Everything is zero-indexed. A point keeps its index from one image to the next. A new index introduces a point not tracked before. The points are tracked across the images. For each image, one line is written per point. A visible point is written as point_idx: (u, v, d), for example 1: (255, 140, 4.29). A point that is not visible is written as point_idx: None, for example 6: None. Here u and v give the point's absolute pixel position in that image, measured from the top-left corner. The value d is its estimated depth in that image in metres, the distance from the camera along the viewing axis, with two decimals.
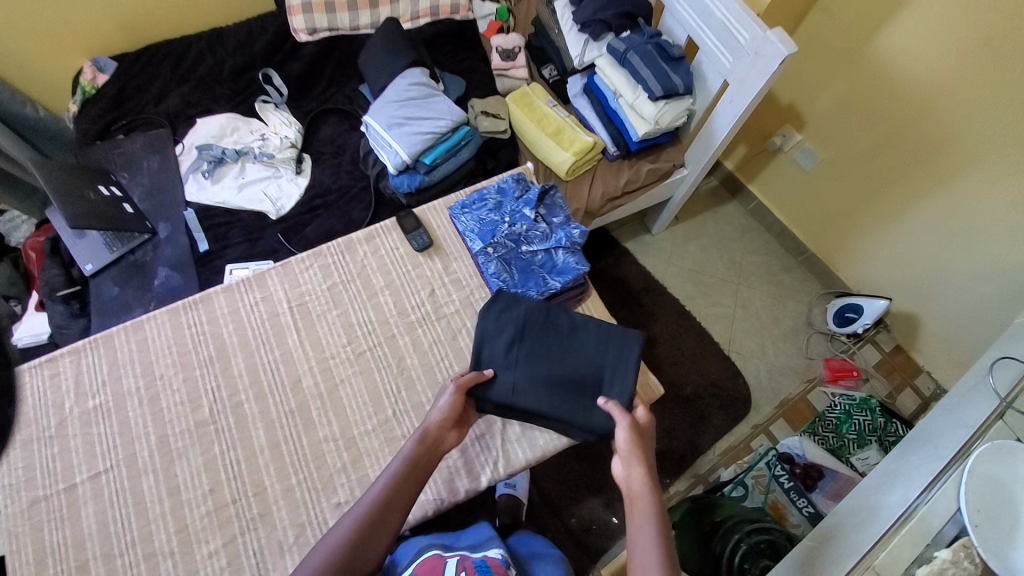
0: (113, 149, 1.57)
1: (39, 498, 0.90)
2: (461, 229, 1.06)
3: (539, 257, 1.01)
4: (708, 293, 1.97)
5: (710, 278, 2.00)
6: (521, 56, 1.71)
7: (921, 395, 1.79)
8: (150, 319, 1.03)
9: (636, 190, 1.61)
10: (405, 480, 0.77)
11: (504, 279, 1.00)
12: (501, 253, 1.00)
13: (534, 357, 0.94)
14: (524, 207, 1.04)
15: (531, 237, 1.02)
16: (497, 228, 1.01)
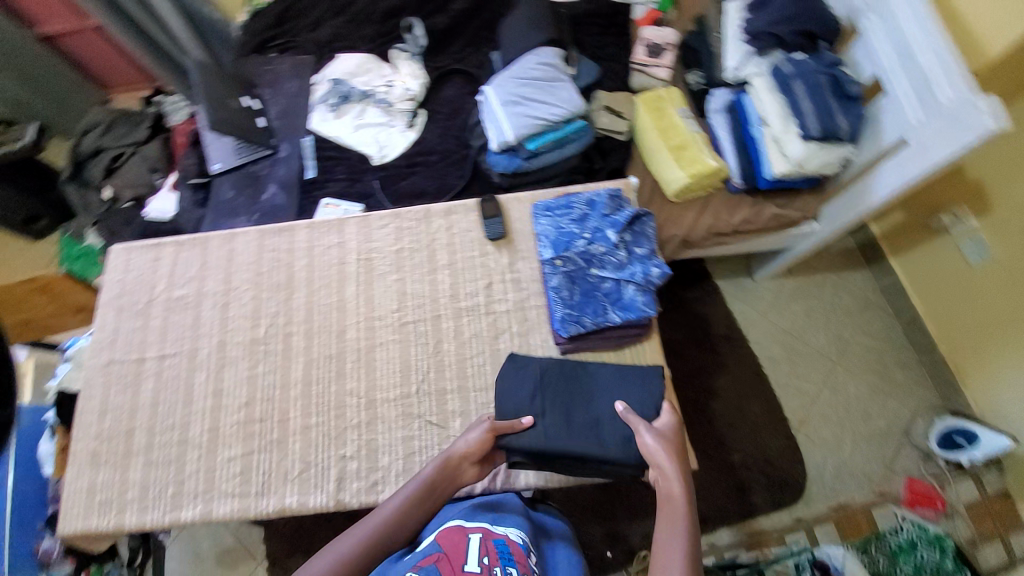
0: (264, 65, 1.74)
1: (116, 359, 1.02)
2: (537, 233, 0.97)
3: (606, 286, 0.88)
4: (796, 362, 1.73)
5: (805, 345, 1.75)
6: (668, 55, 1.58)
7: (1009, 552, 1.46)
8: (243, 234, 1.10)
9: (750, 232, 1.42)
10: (414, 506, 0.76)
11: (563, 296, 0.91)
12: (569, 267, 0.90)
13: (577, 395, 0.89)
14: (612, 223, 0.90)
15: (609, 258, 0.89)
16: (573, 241, 0.90)
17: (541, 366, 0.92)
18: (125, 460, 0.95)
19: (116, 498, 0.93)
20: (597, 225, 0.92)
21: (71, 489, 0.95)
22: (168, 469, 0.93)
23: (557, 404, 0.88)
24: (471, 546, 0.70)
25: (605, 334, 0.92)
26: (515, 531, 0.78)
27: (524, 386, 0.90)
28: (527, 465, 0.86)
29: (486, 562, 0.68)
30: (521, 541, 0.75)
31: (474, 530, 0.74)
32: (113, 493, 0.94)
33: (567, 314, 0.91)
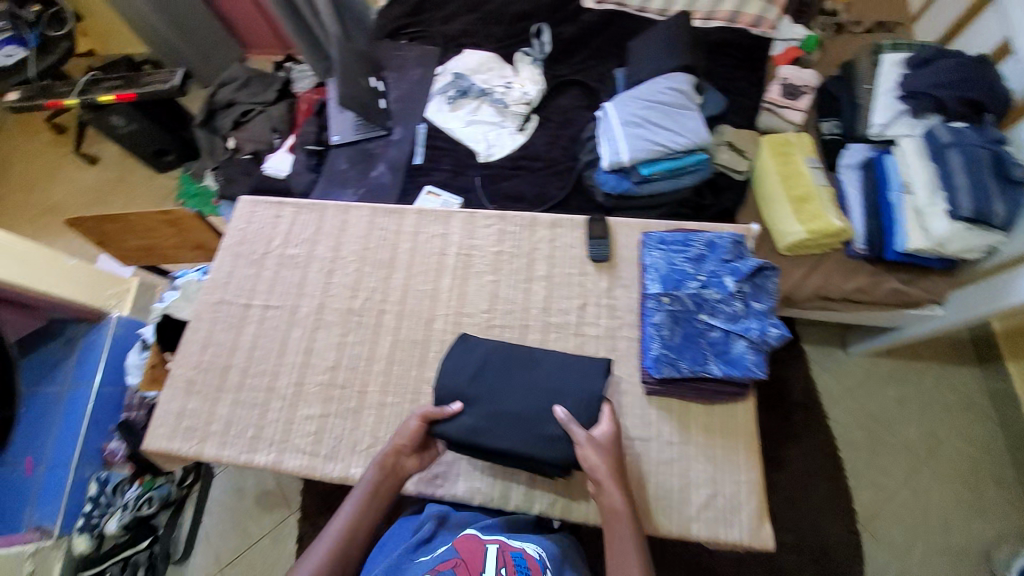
0: (395, 50, 1.82)
1: (225, 301, 1.10)
2: (646, 263, 0.92)
3: (713, 334, 0.83)
4: (878, 451, 1.55)
5: (890, 436, 1.56)
6: (805, 99, 1.48)
7: None
8: (357, 209, 1.16)
9: (862, 303, 1.30)
10: (369, 507, 0.81)
11: (663, 333, 0.85)
12: (675, 306, 0.86)
13: (518, 389, 0.87)
14: (733, 270, 0.86)
15: (722, 305, 0.84)
16: (686, 280, 0.86)
17: (483, 353, 0.91)
18: (216, 394, 1.02)
19: (202, 427, 0.99)
20: (712, 269, 0.87)
21: (163, 409, 1.02)
22: (252, 412, 0.99)
23: (492, 395, 0.86)
24: (489, 555, 0.73)
25: (701, 384, 0.86)
26: (533, 547, 0.79)
27: (468, 367, 0.89)
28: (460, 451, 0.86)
29: (503, 573, 0.69)
30: (538, 557, 0.75)
31: (491, 542, 0.76)
32: (199, 422, 1.00)
33: (663, 353, 0.84)
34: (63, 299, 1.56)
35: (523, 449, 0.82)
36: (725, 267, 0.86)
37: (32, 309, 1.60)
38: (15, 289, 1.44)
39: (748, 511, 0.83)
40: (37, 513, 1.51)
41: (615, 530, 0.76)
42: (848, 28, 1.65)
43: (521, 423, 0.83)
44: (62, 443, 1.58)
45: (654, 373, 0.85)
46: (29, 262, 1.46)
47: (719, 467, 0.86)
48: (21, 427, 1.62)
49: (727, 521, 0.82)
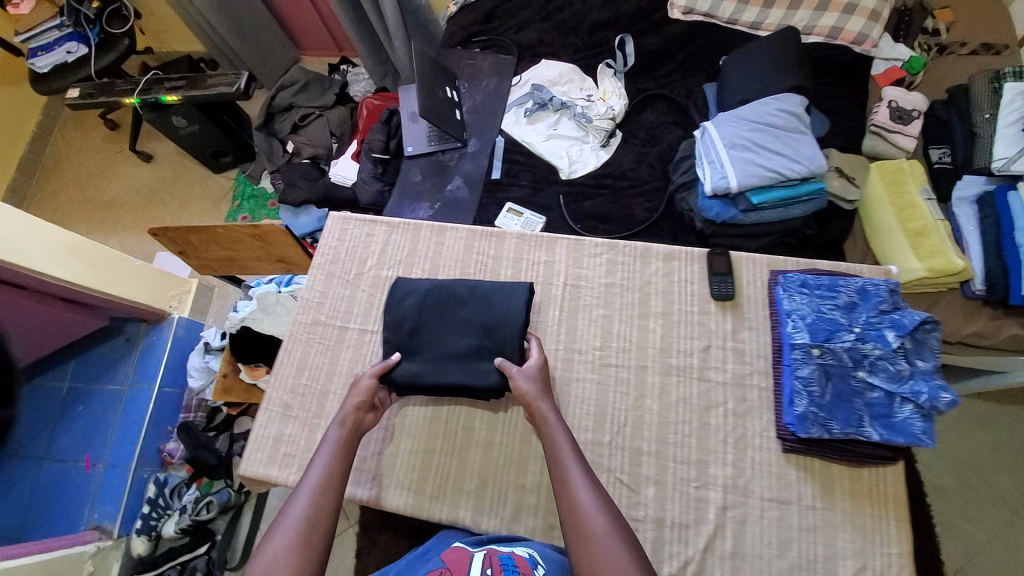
0: (468, 58, 1.77)
1: (319, 321, 1.05)
2: (787, 309, 0.86)
3: (873, 395, 0.77)
4: (972, 502, 1.42)
5: (985, 487, 1.43)
6: (917, 123, 1.37)
7: None
8: (453, 230, 1.10)
9: (980, 348, 1.20)
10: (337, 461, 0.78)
11: (812, 390, 0.79)
12: (828, 360, 0.80)
13: (448, 333, 0.94)
14: (897, 325, 0.79)
15: (886, 364, 0.78)
16: (841, 333, 0.80)
17: (419, 302, 0.98)
18: (315, 421, 0.98)
19: (301, 454, 0.96)
20: (869, 321, 0.81)
21: (258, 433, 0.99)
22: None
23: (431, 340, 0.94)
24: (474, 560, 0.70)
25: (853, 445, 0.79)
26: (524, 549, 0.75)
27: (406, 316, 0.97)
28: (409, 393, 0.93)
29: None
30: (529, 558, 0.72)
31: (480, 549, 0.74)
32: (298, 448, 0.96)
33: (812, 411, 0.79)
34: (125, 300, 1.51)
35: (454, 379, 0.91)
36: (885, 321, 0.80)
37: (96, 308, 1.53)
38: (83, 291, 1.39)
39: None
40: (97, 511, 1.50)
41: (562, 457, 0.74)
42: (951, 49, 1.53)
43: (459, 362, 0.91)
44: (122, 443, 1.56)
45: (797, 431, 0.80)
46: (99, 264, 1.42)
47: (868, 536, 0.79)
48: (78, 424, 1.58)
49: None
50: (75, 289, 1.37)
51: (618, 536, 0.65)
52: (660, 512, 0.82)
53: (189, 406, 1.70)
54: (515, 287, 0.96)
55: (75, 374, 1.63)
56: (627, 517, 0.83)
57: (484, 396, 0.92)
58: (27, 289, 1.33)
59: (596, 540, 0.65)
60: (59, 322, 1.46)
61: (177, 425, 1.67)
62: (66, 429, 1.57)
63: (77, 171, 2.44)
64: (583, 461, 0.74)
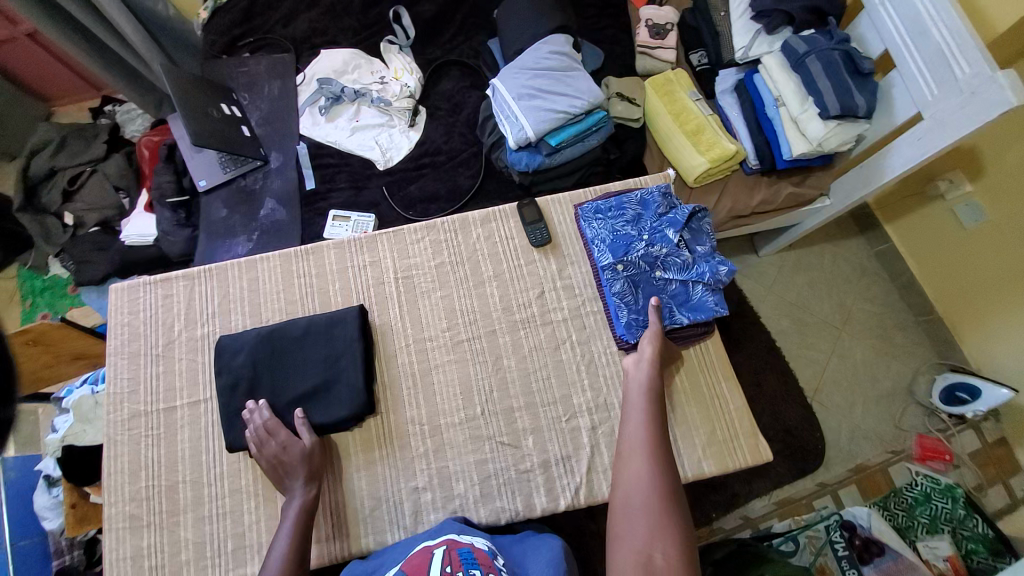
0: (239, 66, 1.59)
1: (140, 413, 0.93)
2: (590, 237, 0.97)
3: (673, 288, 0.92)
4: (805, 333, 1.74)
5: (813, 318, 1.75)
6: (672, 35, 1.55)
7: (1012, 494, 1.47)
8: (264, 260, 1.01)
9: (767, 212, 1.46)
10: (303, 533, 0.78)
11: (628, 300, 0.92)
12: (633, 270, 0.92)
13: (293, 374, 0.90)
14: (673, 224, 0.94)
15: (675, 258, 0.93)
16: (635, 245, 0.92)
17: (248, 353, 0.90)
18: (172, 519, 0.87)
19: (170, 560, 0.86)
20: (653, 226, 0.94)
21: (113, 558, 0.87)
22: (224, 523, 0.86)
23: (274, 383, 0.89)
24: (433, 560, 0.67)
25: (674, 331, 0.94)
26: (480, 540, 0.75)
27: (242, 365, 0.90)
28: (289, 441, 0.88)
29: (448, 570, 0.65)
30: (485, 548, 0.72)
31: (438, 545, 0.71)
32: (165, 556, 0.86)
33: (637, 317, 0.91)
34: None
35: (307, 419, 0.87)
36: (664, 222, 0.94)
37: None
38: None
39: (743, 435, 0.94)
40: None
41: (632, 405, 0.82)
42: None
43: (315, 398, 0.88)
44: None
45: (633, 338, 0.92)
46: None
47: (710, 402, 0.95)
48: None
49: (732, 450, 0.92)
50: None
51: (650, 468, 0.72)
52: (544, 455, 0.88)
53: (60, 549, 1.34)
54: (347, 315, 0.93)
55: None
56: (518, 472, 0.88)
57: (344, 425, 0.88)
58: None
59: (631, 471, 0.73)
60: None
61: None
62: None
63: None
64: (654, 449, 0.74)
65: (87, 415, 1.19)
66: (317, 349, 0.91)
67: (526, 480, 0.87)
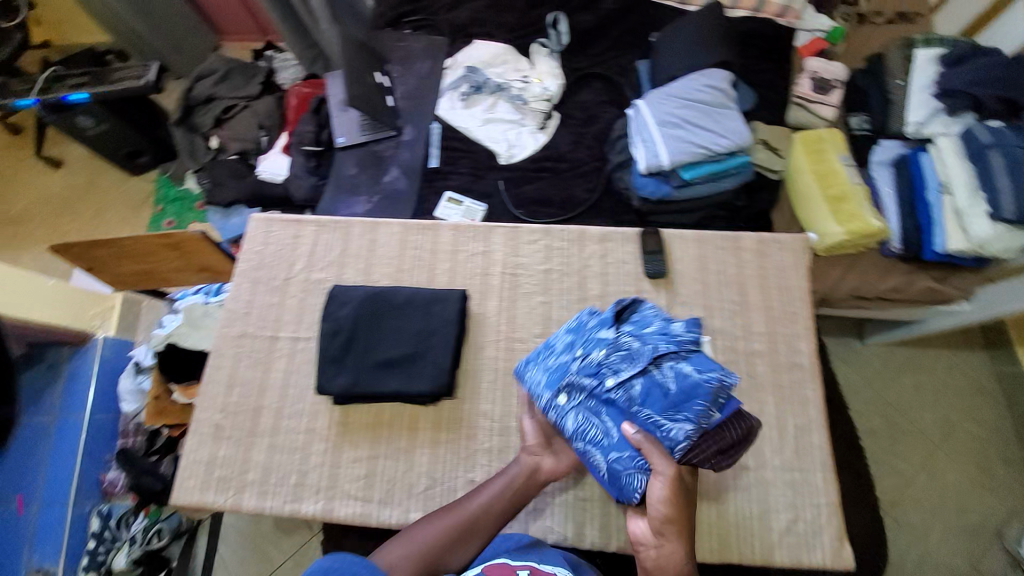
0: (399, 40, 1.70)
1: (247, 334, 1.00)
2: (525, 385, 0.86)
3: (637, 386, 0.76)
4: (896, 441, 1.54)
5: (910, 425, 1.56)
6: (836, 92, 1.45)
7: None
8: (387, 225, 1.07)
9: (896, 301, 1.32)
10: (509, 494, 0.79)
11: (597, 437, 0.78)
12: (584, 400, 0.80)
13: (390, 339, 0.92)
14: (605, 323, 0.83)
15: (620, 361, 0.78)
16: (565, 368, 0.81)
17: (354, 307, 0.95)
18: (249, 439, 0.93)
19: (236, 477, 0.91)
20: (587, 335, 0.83)
21: (190, 459, 0.93)
22: (292, 458, 0.91)
23: (370, 342, 0.92)
24: None
25: (693, 452, 0.71)
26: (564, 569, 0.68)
27: (347, 316, 0.94)
28: (371, 399, 0.91)
29: None
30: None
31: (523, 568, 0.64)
32: (233, 471, 0.91)
33: (618, 459, 0.76)
34: (45, 325, 1.46)
35: (390, 384, 0.90)
36: (597, 328, 0.83)
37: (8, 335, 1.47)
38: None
39: (826, 535, 0.84)
40: (36, 555, 1.43)
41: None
42: (870, 18, 1.59)
43: (400, 367, 0.90)
44: (56, 479, 1.50)
45: (627, 491, 0.74)
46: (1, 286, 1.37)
47: (794, 489, 0.86)
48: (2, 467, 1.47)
49: (808, 546, 0.83)
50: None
51: None
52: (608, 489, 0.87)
53: (126, 431, 1.64)
54: (449, 296, 0.96)
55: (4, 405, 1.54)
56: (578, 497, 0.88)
57: (423, 400, 0.90)
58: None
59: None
60: None
61: (115, 452, 1.61)
62: None
63: None
64: None
65: (199, 320, 1.30)
66: (416, 319, 0.94)
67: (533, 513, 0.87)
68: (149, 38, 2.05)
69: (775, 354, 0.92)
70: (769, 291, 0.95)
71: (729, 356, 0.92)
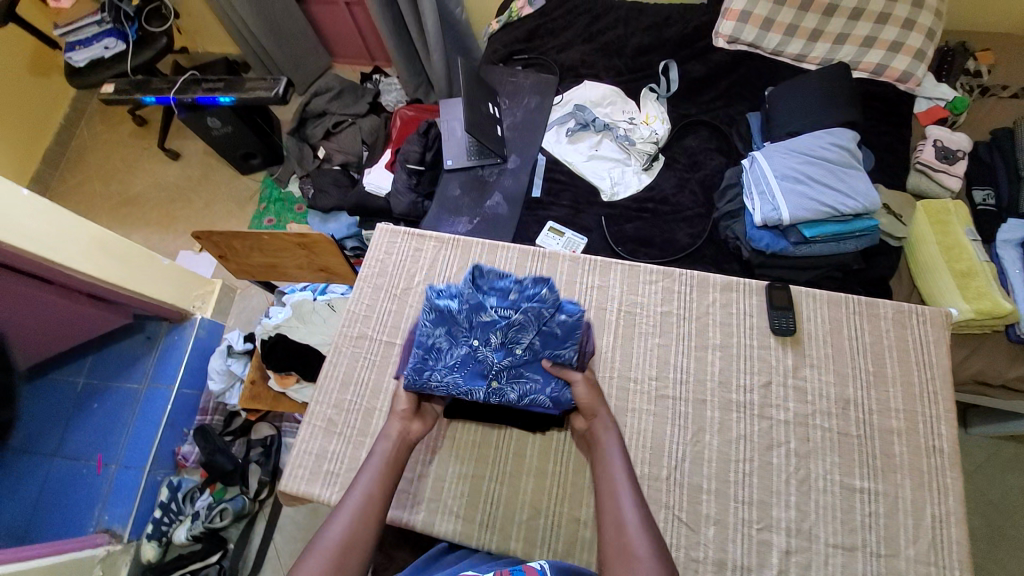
0: (510, 76, 1.76)
1: (366, 336, 1.08)
2: (452, 391, 0.91)
3: (535, 340, 0.92)
4: (997, 545, 1.37)
5: (1015, 530, 1.38)
6: (962, 163, 1.37)
7: None
8: (506, 250, 1.14)
9: (1022, 392, 1.20)
10: (383, 476, 0.82)
11: (530, 389, 0.91)
12: (507, 373, 0.92)
13: None
14: (478, 308, 0.92)
15: (517, 333, 0.91)
16: (484, 361, 0.91)
17: None
18: (360, 438, 0.99)
19: (344, 472, 0.96)
20: (471, 323, 0.92)
21: (302, 448, 0.99)
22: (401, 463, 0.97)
23: None
24: None
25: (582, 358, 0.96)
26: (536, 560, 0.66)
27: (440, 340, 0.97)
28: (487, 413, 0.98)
29: None
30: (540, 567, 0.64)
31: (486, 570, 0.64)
32: (341, 466, 0.97)
33: (553, 394, 0.91)
34: (151, 298, 1.53)
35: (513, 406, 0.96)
36: (473, 314, 0.92)
37: (116, 304, 1.53)
38: (109, 286, 1.41)
39: None
40: (109, 513, 1.49)
41: (605, 442, 0.86)
42: (994, 91, 1.50)
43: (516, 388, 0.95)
44: (136, 445, 1.56)
45: (566, 405, 0.92)
46: (126, 259, 1.45)
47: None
48: (93, 421, 1.55)
49: None
50: (101, 283, 1.39)
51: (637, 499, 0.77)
52: (721, 554, 0.86)
53: (206, 409, 1.73)
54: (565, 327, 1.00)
55: (93, 370, 1.58)
56: (687, 557, 0.86)
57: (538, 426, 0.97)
58: (22, 272, 1.28)
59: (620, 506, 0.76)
60: (81, 314, 1.46)
61: (193, 427, 1.69)
62: (80, 426, 1.54)
63: (102, 165, 2.40)
64: (632, 483, 0.79)
65: (323, 317, 1.45)
66: None
67: (409, 491, 0.95)
68: (275, 55, 2.25)
69: (914, 434, 0.93)
70: (909, 364, 0.98)
71: (867, 428, 0.93)
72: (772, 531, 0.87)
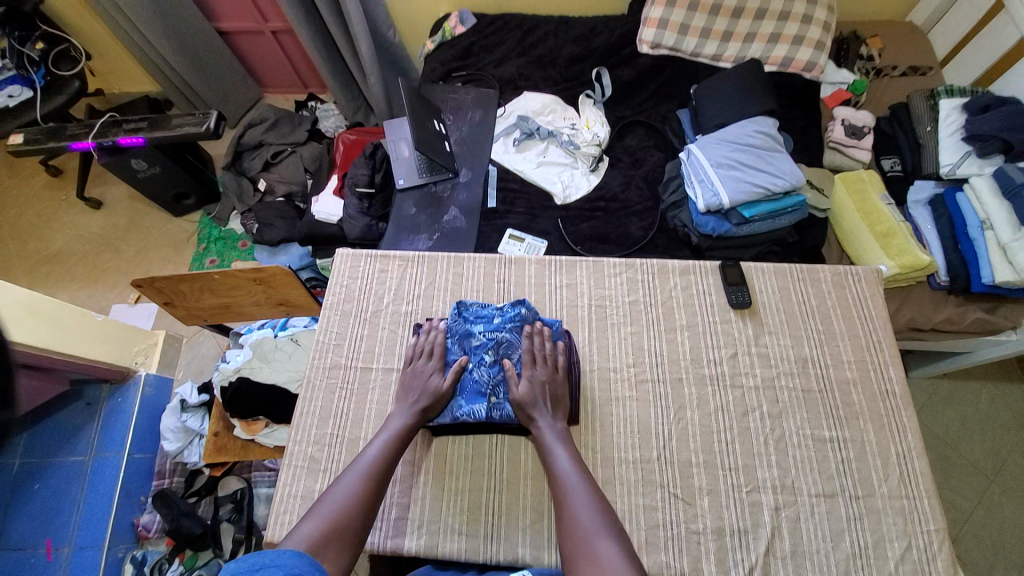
0: (450, 92, 1.79)
1: (341, 365, 1.06)
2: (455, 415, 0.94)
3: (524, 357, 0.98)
4: (948, 474, 1.51)
5: (960, 459, 1.52)
6: (869, 137, 1.53)
7: None
8: (471, 260, 1.16)
9: (947, 333, 1.35)
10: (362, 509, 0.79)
11: None
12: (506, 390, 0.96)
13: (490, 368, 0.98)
14: (468, 335, 1.00)
15: (507, 349, 0.98)
16: (480, 380, 0.96)
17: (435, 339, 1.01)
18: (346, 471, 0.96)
19: None
20: (463, 351, 1.00)
21: (285, 493, 0.95)
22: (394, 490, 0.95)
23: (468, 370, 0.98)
24: None
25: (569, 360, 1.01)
26: None
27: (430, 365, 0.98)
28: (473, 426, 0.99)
29: None
30: None
31: None
32: None
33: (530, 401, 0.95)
34: (88, 360, 1.41)
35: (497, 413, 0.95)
36: (464, 342, 1.00)
37: (51, 372, 1.40)
38: (34, 354, 1.28)
39: (943, 567, 0.88)
40: None
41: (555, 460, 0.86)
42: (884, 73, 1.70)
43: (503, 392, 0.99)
44: (90, 521, 1.42)
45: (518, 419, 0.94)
46: (57, 322, 1.34)
47: (885, 514, 0.92)
48: (32, 506, 1.40)
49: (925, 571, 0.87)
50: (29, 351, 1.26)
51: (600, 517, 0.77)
52: (719, 522, 0.90)
53: (163, 472, 1.59)
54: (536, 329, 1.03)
55: (28, 448, 1.45)
56: (689, 530, 0.90)
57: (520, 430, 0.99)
58: None
59: (574, 500, 0.80)
60: None
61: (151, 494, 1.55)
62: (19, 514, 1.38)
63: (12, 224, 2.19)
64: (594, 495, 0.81)
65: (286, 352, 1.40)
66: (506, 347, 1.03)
67: (403, 518, 0.93)
68: (201, 90, 2.16)
69: (868, 382, 1.02)
70: (852, 320, 1.08)
71: (826, 382, 1.02)
72: (760, 490, 0.93)
